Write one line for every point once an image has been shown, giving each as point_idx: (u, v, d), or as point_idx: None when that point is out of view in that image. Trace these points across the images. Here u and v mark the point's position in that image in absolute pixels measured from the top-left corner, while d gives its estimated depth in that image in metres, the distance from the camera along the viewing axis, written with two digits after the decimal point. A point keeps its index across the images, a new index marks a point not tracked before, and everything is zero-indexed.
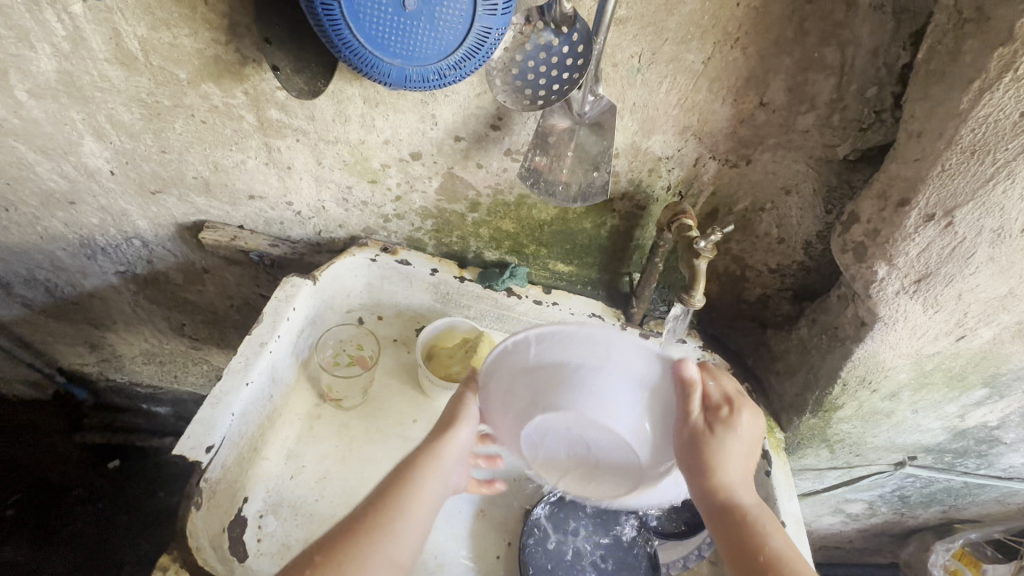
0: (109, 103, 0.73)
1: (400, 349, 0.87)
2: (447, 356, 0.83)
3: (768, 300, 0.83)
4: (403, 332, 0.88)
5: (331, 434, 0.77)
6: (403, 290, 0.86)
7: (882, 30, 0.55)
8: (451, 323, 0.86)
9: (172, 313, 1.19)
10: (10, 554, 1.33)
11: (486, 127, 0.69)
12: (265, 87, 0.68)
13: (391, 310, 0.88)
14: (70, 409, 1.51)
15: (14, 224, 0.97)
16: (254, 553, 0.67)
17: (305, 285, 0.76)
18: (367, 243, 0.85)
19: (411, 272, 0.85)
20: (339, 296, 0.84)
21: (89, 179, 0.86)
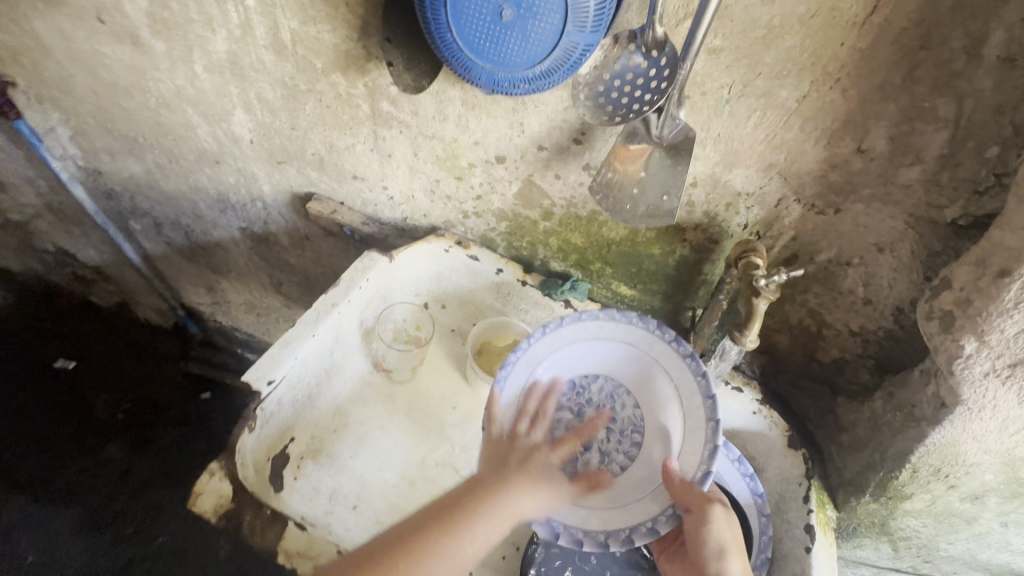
0: (260, 82, 0.87)
1: (455, 339, 0.91)
2: (496, 354, 0.86)
3: (843, 364, 0.77)
4: (461, 323, 0.92)
5: (377, 402, 0.83)
6: (468, 283, 0.91)
7: (1010, 87, 0.50)
8: (507, 323, 0.88)
9: (274, 271, 1.35)
10: (114, 450, 1.60)
11: (569, 141, 0.72)
12: (381, 81, 0.77)
13: (455, 300, 0.92)
14: (183, 339, 1.78)
15: (173, 174, 1.17)
16: (288, 488, 0.74)
17: (380, 261, 0.84)
18: (444, 234, 0.91)
19: (478, 268, 0.89)
20: (410, 280, 0.90)
21: (233, 145, 1.02)
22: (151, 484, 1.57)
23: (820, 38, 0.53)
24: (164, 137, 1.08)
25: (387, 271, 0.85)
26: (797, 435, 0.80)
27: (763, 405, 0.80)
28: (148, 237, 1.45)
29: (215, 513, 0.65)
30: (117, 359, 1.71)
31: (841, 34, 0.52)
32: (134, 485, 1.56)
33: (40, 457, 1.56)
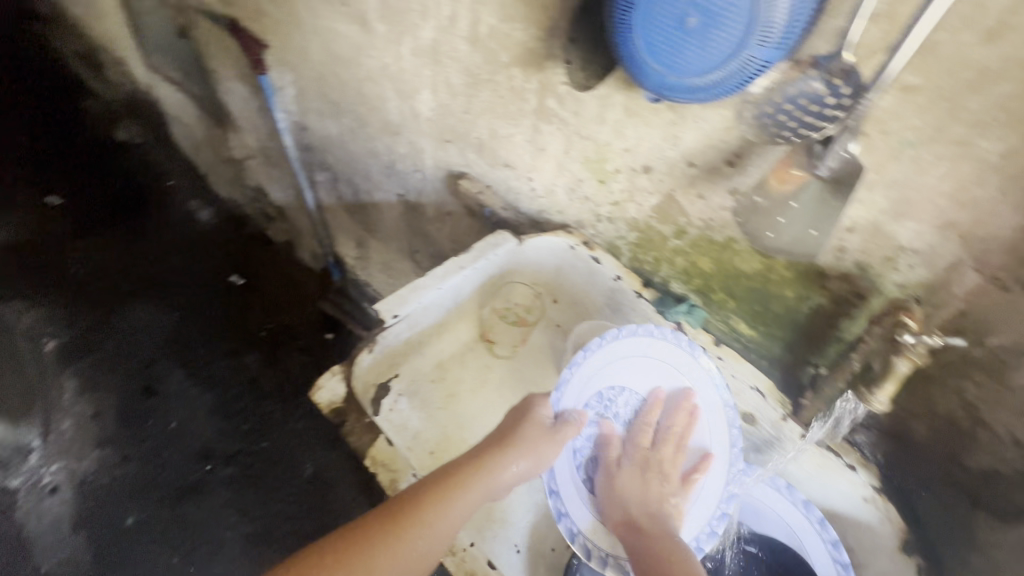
0: (450, 69, 0.99)
1: (556, 334, 0.95)
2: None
3: (998, 476, 0.65)
4: (568, 320, 0.96)
5: (474, 369, 0.91)
6: (583, 283, 0.94)
7: None
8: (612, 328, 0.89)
9: (414, 239, 1.50)
10: (252, 360, 1.90)
11: (722, 161, 0.72)
12: (554, 79, 0.84)
13: (567, 296, 0.96)
14: (325, 282, 2.04)
15: (360, 138, 1.37)
16: (385, 414, 0.82)
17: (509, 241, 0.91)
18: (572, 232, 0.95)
19: (597, 270, 0.92)
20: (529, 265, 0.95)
21: (413, 120, 1.17)
22: (268, 398, 1.84)
23: None
24: (361, 105, 1.28)
25: (514, 252, 0.92)
26: (911, 535, 0.72)
27: (877, 493, 0.72)
28: (324, 189, 1.70)
29: (327, 407, 0.76)
30: (274, 287, 2.06)
31: None
32: (258, 393, 1.84)
33: (200, 348, 1.91)
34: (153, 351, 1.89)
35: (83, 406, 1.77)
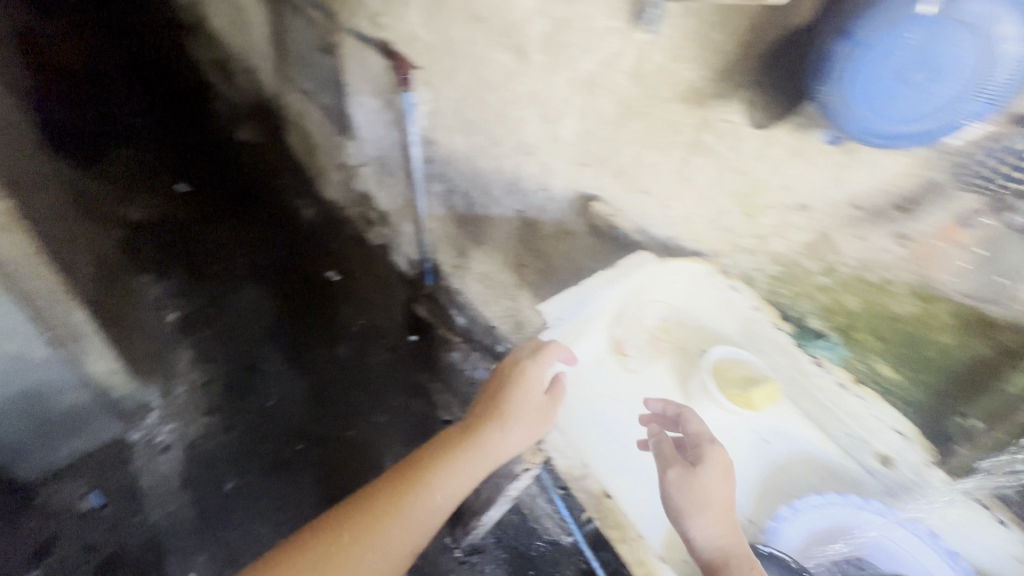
0: (604, 99, 1.08)
1: (686, 356, 0.96)
2: (727, 380, 0.90)
3: None
4: (696, 346, 0.97)
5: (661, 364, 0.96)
6: (715, 311, 0.99)
7: None
8: (746, 359, 0.92)
9: (524, 255, 1.58)
10: (343, 350, 2.09)
11: (890, 205, 0.75)
12: (716, 116, 0.90)
13: (695, 322, 1.00)
14: (416, 286, 2.22)
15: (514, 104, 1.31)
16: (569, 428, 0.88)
17: (647, 263, 0.99)
18: (709, 261, 1.01)
19: (737, 300, 0.97)
20: (641, 379, 0.95)
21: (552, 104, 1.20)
22: (353, 389, 2.00)
23: None
24: (499, 126, 1.40)
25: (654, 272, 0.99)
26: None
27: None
28: (476, 213, 1.70)
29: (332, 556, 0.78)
30: (367, 288, 2.28)
31: None
32: (345, 382, 2.01)
33: (301, 336, 2.12)
34: (262, 334, 2.11)
35: (196, 376, 1.95)
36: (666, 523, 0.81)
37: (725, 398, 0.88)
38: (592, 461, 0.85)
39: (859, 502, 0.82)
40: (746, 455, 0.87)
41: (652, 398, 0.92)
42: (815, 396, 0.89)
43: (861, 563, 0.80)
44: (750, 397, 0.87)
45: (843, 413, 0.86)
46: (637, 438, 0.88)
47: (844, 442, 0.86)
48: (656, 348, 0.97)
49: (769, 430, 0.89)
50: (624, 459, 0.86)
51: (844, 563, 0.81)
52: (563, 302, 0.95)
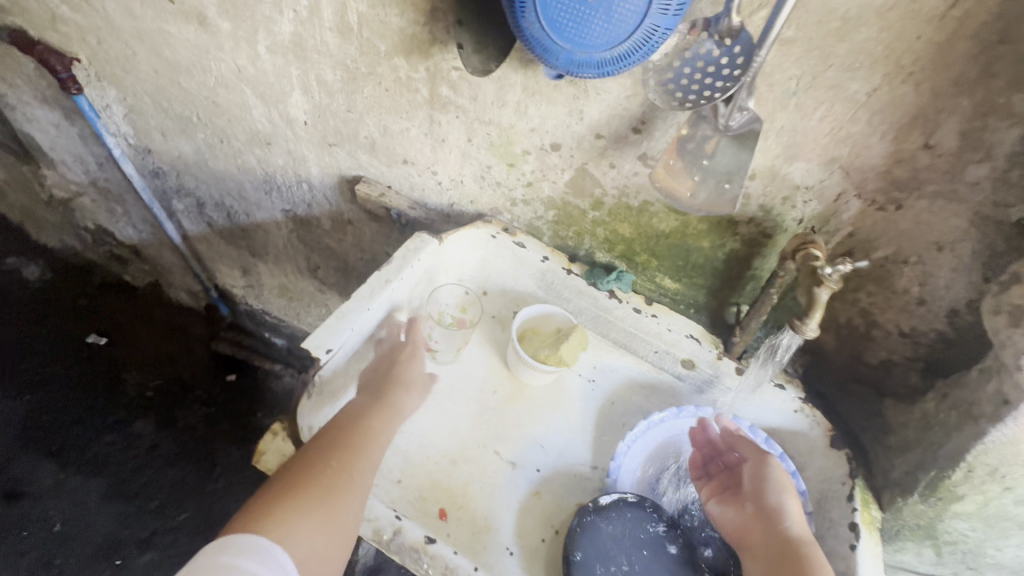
0: (321, 65, 0.90)
1: (495, 324, 0.93)
2: (537, 341, 0.86)
3: (893, 367, 0.76)
4: (502, 311, 0.95)
5: (478, 350, 0.90)
6: (511, 270, 0.94)
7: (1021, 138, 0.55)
8: (551, 312, 0.88)
9: (312, 255, 1.38)
10: (141, 427, 1.66)
11: (627, 129, 0.73)
12: (444, 65, 0.79)
13: (496, 287, 0.95)
14: (212, 320, 1.89)
15: (222, 88, 1.05)
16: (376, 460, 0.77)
17: (430, 243, 0.86)
18: (491, 221, 0.93)
19: (524, 255, 0.91)
20: (456, 367, 0.87)
21: (265, 79, 0.97)
22: (172, 463, 1.62)
23: (898, 30, 0.53)
24: (219, 118, 1.12)
25: (436, 252, 0.87)
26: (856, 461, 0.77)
27: (804, 405, 0.79)
28: (238, 221, 1.41)
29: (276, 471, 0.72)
30: (149, 341, 1.81)
31: (920, 26, 0.52)
32: (159, 460, 1.62)
33: (72, 430, 1.61)
34: (9, 449, 1.55)
35: None
36: (513, 507, 0.77)
37: (539, 361, 0.84)
38: (424, 478, 0.77)
39: (674, 412, 0.82)
40: (573, 403, 0.87)
41: (472, 382, 0.87)
42: (614, 328, 0.89)
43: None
44: (563, 348, 0.83)
45: (646, 334, 0.87)
46: (467, 431, 0.82)
47: (652, 358, 0.88)
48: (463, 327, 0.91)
49: (588, 370, 0.89)
50: (457, 461, 0.79)
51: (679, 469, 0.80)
52: (334, 330, 0.73)
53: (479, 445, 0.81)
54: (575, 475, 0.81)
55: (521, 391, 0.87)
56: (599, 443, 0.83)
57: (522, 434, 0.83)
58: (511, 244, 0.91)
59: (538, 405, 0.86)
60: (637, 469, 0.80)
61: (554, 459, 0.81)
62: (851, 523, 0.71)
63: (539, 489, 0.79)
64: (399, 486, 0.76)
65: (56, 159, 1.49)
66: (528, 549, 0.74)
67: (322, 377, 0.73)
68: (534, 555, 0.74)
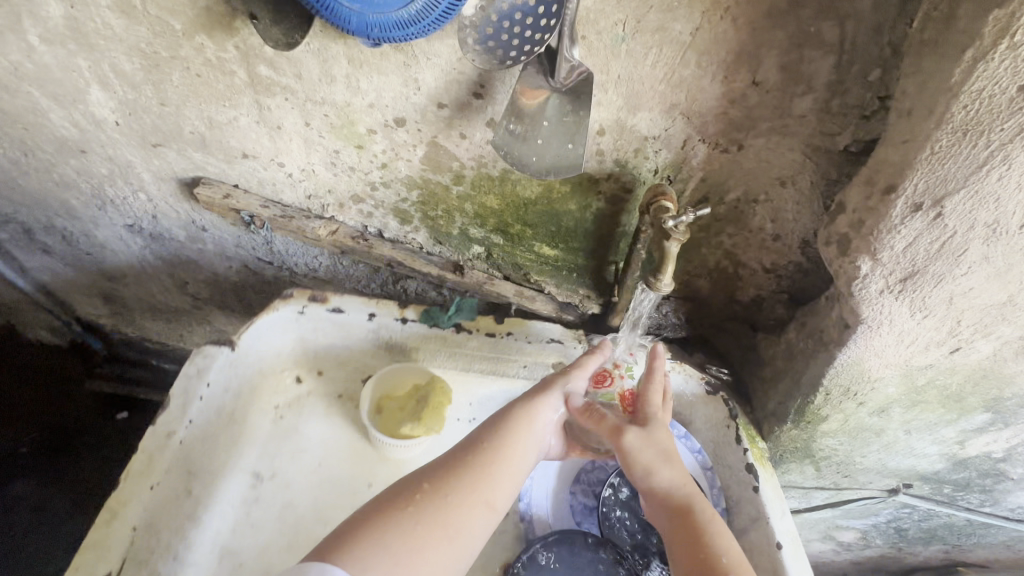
0: (112, 52, 0.76)
1: (346, 405, 0.86)
2: (396, 409, 0.83)
3: (762, 302, 0.79)
4: (347, 386, 0.87)
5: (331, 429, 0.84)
6: (339, 339, 0.86)
7: (834, 65, 0.55)
8: (402, 369, 0.84)
9: (177, 271, 1.23)
10: (20, 489, 1.47)
11: (469, 95, 0.68)
12: (253, 41, 0.69)
13: (330, 362, 0.88)
14: (85, 357, 1.62)
15: (2, 92, 0.87)
16: None
17: (216, 354, 0.77)
18: (293, 293, 0.83)
19: (347, 319, 0.84)
20: (310, 475, 0.81)
21: (50, 75, 0.81)
22: (65, 520, 1.44)
23: None
24: (12, 127, 0.94)
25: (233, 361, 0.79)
26: (737, 401, 0.80)
27: (677, 363, 0.78)
28: (78, 243, 1.23)
29: None
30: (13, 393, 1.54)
31: None
32: (45, 523, 1.44)
33: None
34: None
35: None
36: None
37: (402, 436, 0.81)
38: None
39: None
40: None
41: (339, 484, 0.81)
42: (473, 364, 0.84)
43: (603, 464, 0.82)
44: (422, 412, 0.81)
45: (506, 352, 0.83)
46: None
47: (524, 375, 0.84)
48: (307, 420, 0.84)
49: (465, 410, 0.86)
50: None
51: (585, 477, 0.82)
52: (106, 537, 0.63)
53: None
54: None
55: (397, 469, 0.83)
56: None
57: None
58: (329, 313, 0.83)
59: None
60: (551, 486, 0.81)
61: None
62: (748, 467, 0.74)
63: None
64: None
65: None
66: None
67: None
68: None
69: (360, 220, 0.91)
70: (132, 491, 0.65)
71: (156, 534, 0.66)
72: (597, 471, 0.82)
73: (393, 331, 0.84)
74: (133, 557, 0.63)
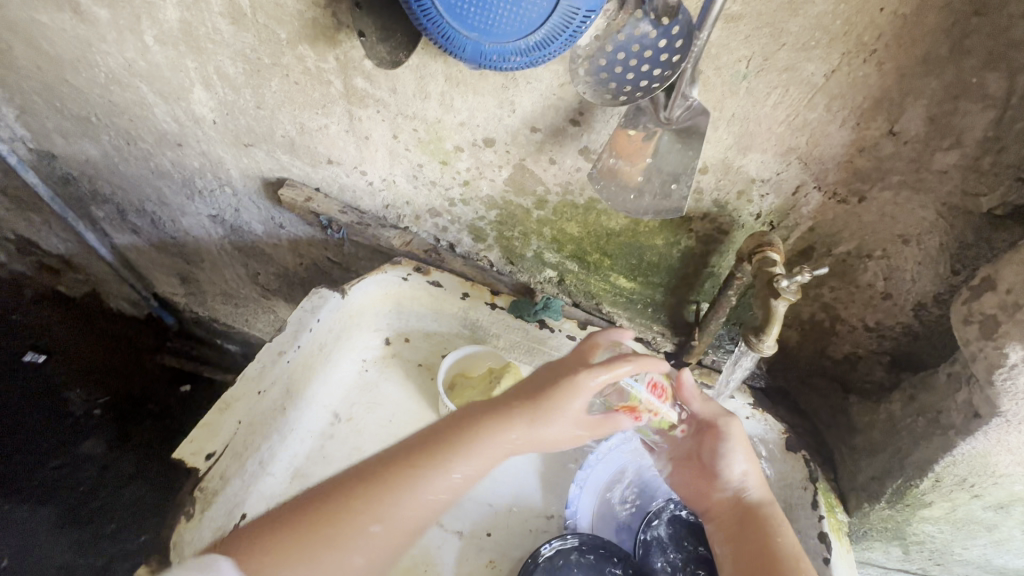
0: (219, 56, 0.78)
1: (423, 374, 0.84)
2: (468, 386, 0.78)
3: (858, 361, 0.72)
4: (428, 356, 0.85)
5: (409, 392, 0.82)
6: (431, 311, 0.86)
7: (991, 121, 0.49)
8: (479, 353, 0.83)
9: (250, 262, 1.27)
10: (91, 448, 1.54)
11: (565, 121, 0.65)
12: (354, 54, 0.69)
13: (419, 332, 0.87)
14: (159, 330, 1.75)
15: (114, 84, 0.91)
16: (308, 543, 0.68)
17: (331, 298, 0.79)
18: (401, 261, 0.86)
19: (441, 294, 0.85)
20: (381, 428, 0.78)
21: (159, 72, 0.84)
22: (128, 483, 1.51)
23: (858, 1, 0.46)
24: (119, 117, 0.99)
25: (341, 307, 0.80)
26: (818, 464, 0.73)
27: (756, 409, 0.76)
28: (163, 226, 1.29)
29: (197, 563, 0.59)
30: (88, 351, 1.63)
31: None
32: (114, 481, 1.50)
33: (18, 453, 1.48)
34: None
35: None
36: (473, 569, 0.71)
37: None
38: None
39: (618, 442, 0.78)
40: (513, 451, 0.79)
41: None
42: (552, 361, 0.83)
43: (652, 491, 0.77)
44: (495, 392, 0.76)
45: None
46: None
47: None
48: (389, 382, 0.82)
49: None
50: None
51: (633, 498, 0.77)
52: (215, 429, 0.67)
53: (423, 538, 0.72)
54: (530, 530, 0.75)
55: None
56: (548, 491, 0.77)
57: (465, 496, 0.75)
58: (424, 283, 0.85)
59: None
60: (594, 500, 0.76)
61: (507, 513, 0.75)
62: (822, 535, 0.67)
63: (494, 557, 0.72)
64: None
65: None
66: None
67: (208, 488, 0.63)
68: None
69: (434, 233, 0.90)
70: (243, 390, 0.69)
71: (255, 436, 0.69)
72: (646, 495, 0.77)
73: (483, 318, 0.85)
74: (233, 448, 0.66)
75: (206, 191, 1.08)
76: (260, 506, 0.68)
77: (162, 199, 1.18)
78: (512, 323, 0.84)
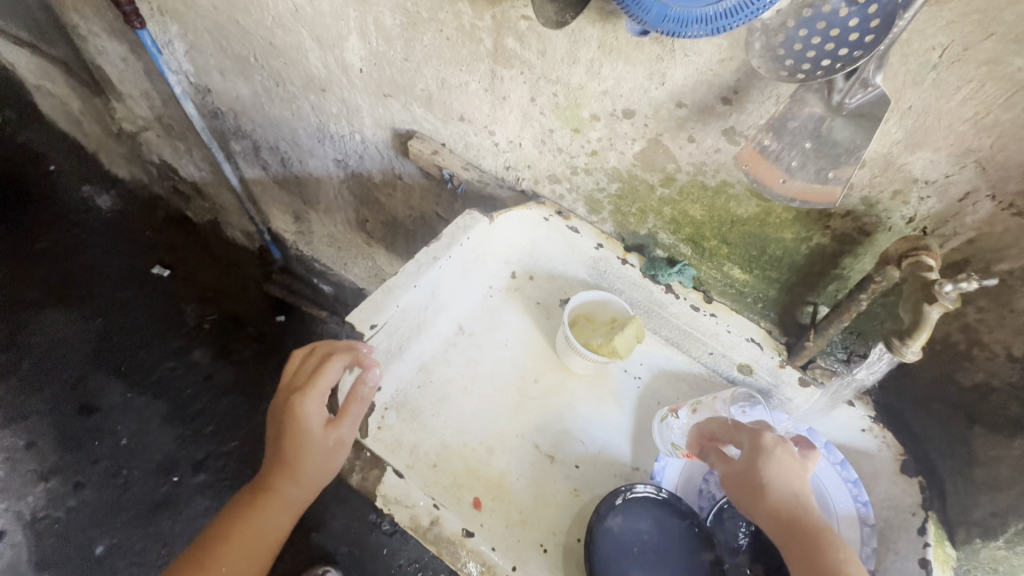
0: (380, 7, 0.83)
1: (540, 312, 0.90)
2: (589, 326, 0.84)
3: (990, 392, 0.65)
4: (547, 297, 0.91)
5: (524, 325, 0.89)
6: (562, 254, 0.90)
7: None
8: (608, 300, 0.85)
9: (362, 208, 1.36)
10: (198, 356, 1.64)
11: (715, 99, 0.64)
12: (512, 14, 0.71)
13: (544, 272, 0.92)
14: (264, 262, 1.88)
15: (278, 27, 1.00)
16: (416, 429, 0.77)
17: (481, 221, 0.84)
18: (545, 202, 0.90)
19: (577, 240, 0.88)
20: (497, 348, 0.86)
21: (322, 18, 0.91)
22: None
23: None
24: (274, 60, 1.08)
25: (486, 232, 0.86)
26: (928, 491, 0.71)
27: (875, 424, 0.73)
28: (291, 167, 1.41)
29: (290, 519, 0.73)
30: (205, 274, 1.81)
31: None
32: None
33: (139, 351, 1.60)
34: (84, 363, 1.54)
35: None
36: (556, 505, 0.75)
37: (590, 349, 0.80)
38: (461, 465, 0.76)
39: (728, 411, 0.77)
40: (613, 398, 0.83)
41: (515, 369, 0.84)
42: (667, 323, 0.85)
43: None
44: (614, 338, 0.80)
45: (701, 334, 0.82)
46: (507, 421, 0.80)
47: (705, 360, 0.84)
48: (511, 312, 0.89)
49: (634, 368, 0.85)
50: (495, 450, 0.78)
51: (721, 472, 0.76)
52: (380, 305, 0.74)
53: (519, 456, 0.78)
54: (615, 475, 0.77)
55: (563, 382, 0.84)
56: (643, 445, 0.80)
57: (563, 426, 0.80)
58: (565, 225, 0.88)
59: (580, 400, 0.83)
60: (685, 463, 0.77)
61: (597, 458, 0.78)
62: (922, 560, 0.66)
63: (578, 487, 0.76)
64: (434, 471, 0.75)
65: (110, 97, 1.55)
66: (563, 546, 0.72)
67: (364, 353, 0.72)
68: (555, 536, 0.73)
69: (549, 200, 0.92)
70: (402, 281, 0.77)
71: (403, 322, 0.77)
72: None
73: (609, 271, 0.88)
74: (388, 325, 0.74)
75: (337, 135, 1.17)
76: (392, 386, 0.78)
77: (296, 140, 1.28)
78: (638, 280, 0.86)
